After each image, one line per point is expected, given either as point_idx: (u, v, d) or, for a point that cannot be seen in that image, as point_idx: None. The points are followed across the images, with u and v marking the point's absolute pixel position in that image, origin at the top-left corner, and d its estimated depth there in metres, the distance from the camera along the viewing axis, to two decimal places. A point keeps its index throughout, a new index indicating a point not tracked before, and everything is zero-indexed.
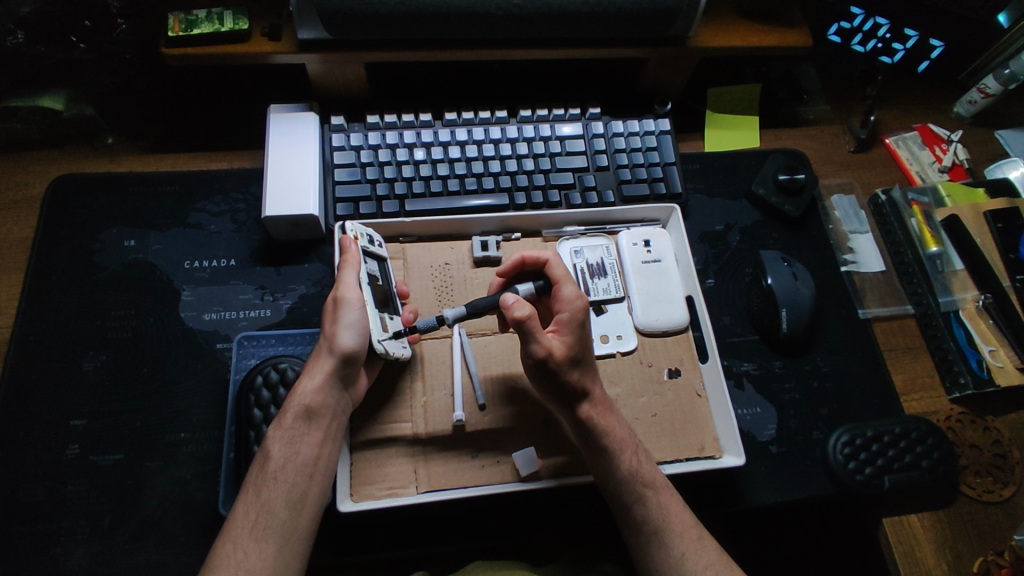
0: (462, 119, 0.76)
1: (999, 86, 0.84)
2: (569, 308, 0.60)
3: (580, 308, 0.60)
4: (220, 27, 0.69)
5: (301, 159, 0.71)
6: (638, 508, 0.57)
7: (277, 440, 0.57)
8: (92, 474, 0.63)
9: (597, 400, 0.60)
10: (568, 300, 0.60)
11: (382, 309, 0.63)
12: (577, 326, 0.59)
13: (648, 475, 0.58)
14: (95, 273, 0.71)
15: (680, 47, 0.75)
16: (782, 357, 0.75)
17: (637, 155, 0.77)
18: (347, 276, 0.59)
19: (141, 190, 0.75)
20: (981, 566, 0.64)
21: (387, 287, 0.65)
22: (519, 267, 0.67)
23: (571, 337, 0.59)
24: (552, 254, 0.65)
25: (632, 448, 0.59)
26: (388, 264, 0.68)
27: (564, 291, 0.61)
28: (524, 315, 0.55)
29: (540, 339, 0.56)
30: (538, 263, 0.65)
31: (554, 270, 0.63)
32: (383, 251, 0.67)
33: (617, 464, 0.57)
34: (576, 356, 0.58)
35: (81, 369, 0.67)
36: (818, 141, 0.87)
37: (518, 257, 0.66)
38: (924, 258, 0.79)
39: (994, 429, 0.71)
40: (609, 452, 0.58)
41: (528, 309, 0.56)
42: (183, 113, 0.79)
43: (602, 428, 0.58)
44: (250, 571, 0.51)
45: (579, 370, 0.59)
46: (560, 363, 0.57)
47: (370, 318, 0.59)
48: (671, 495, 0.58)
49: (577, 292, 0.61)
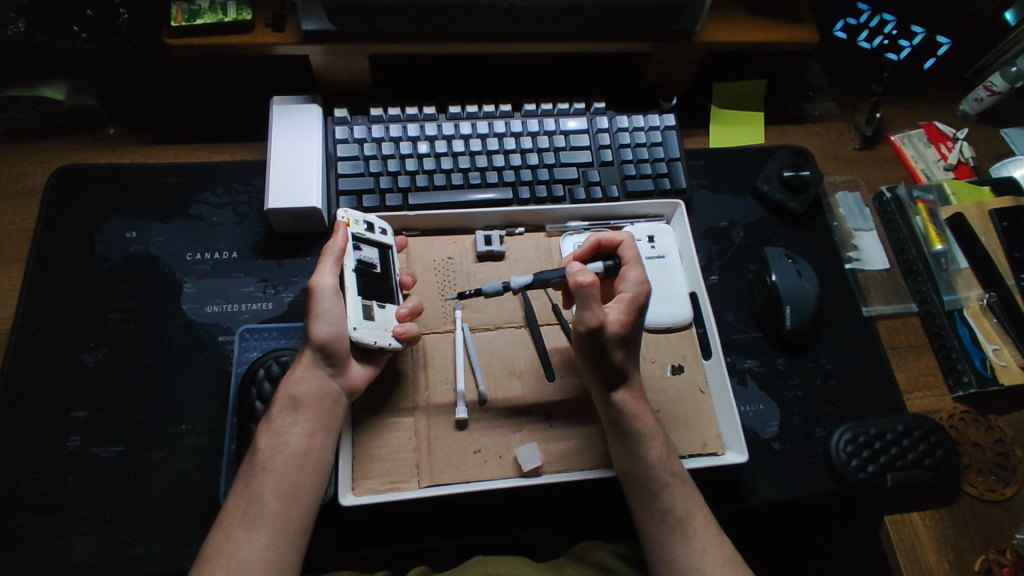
0: (466, 113, 0.76)
1: (1004, 84, 0.84)
2: (632, 288, 0.59)
3: (645, 291, 0.59)
4: (224, 17, 0.68)
5: (304, 151, 0.70)
6: (665, 494, 0.57)
7: (267, 431, 0.57)
8: (94, 467, 0.62)
9: (634, 386, 0.60)
10: (634, 282, 0.59)
11: (371, 299, 0.61)
12: (637, 308, 0.58)
13: (672, 466, 0.58)
14: (97, 265, 0.71)
15: (687, 41, 0.75)
16: (785, 355, 0.74)
17: (642, 151, 0.76)
18: (326, 266, 0.59)
19: (142, 182, 0.74)
20: (982, 565, 0.64)
21: (386, 276, 0.64)
22: (594, 252, 0.65)
23: (629, 318, 0.57)
24: (629, 237, 0.64)
25: (659, 438, 0.59)
26: (394, 252, 0.66)
27: (631, 272, 0.60)
28: (586, 280, 0.54)
29: (596, 308, 0.55)
30: (612, 245, 0.65)
31: (626, 253, 0.63)
32: (388, 238, 0.65)
33: (647, 451, 0.58)
34: (626, 336, 0.58)
35: (82, 361, 0.66)
36: (823, 137, 0.87)
37: (594, 238, 0.64)
38: (929, 256, 0.78)
39: (997, 428, 0.71)
40: (639, 439, 0.58)
41: (592, 275, 0.55)
42: (185, 105, 0.79)
43: (631, 414, 0.58)
44: (241, 562, 0.51)
45: (623, 351, 0.58)
46: (609, 338, 0.56)
47: (348, 308, 0.58)
48: (691, 486, 0.59)
49: (644, 276, 0.59)
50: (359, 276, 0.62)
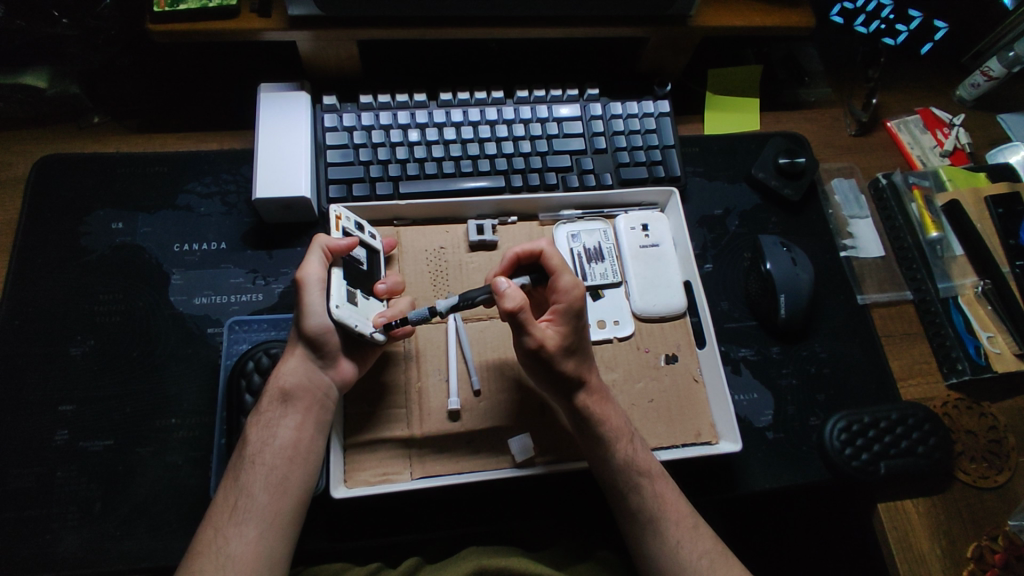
0: (458, 100, 0.74)
1: (1002, 69, 0.83)
2: (566, 298, 0.57)
3: (578, 296, 0.57)
4: (208, 2, 0.67)
5: (291, 139, 0.69)
6: (634, 495, 0.57)
7: (256, 423, 0.57)
8: (82, 460, 0.62)
9: (593, 388, 0.58)
10: (565, 292, 0.57)
11: (355, 288, 0.61)
12: (573, 316, 0.57)
13: (643, 464, 0.58)
14: (83, 256, 0.69)
15: (681, 26, 0.74)
16: (779, 343, 0.74)
17: (636, 138, 0.75)
18: (313, 259, 0.57)
19: (128, 172, 0.73)
20: (974, 551, 0.64)
21: (371, 273, 0.65)
22: (516, 266, 0.62)
23: (566, 327, 0.57)
24: (547, 243, 0.61)
25: (627, 437, 0.59)
26: (382, 255, 0.67)
27: (562, 280, 0.58)
28: (515, 306, 0.53)
29: (531, 330, 0.54)
30: (532, 256, 0.61)
31: (551, 261, 0.60)
32: (374, 242, 0.65)
33: (612, 453, 0.57)
34: (570, 345, 0.56)
35: (69, 354, 0.66)
36: (819, 124, 0.86)
37: (512, 254, 0.61)
38: (924, 244, 0.78)
39: (990, 415, 0.71)
40: (606, 442, 0.57)
41: (520, 298, 0.54)
42: (172, 92, 0.77)
43: (596, 416, 0.57)
44: (231, 554, 0.51)
45: (574, 361, 0.57)
46: (554, 354, 0.55)
47: (331, 288, 0.57)
48: (667, 482, 0.59)
49: (574, 282, 0.58)
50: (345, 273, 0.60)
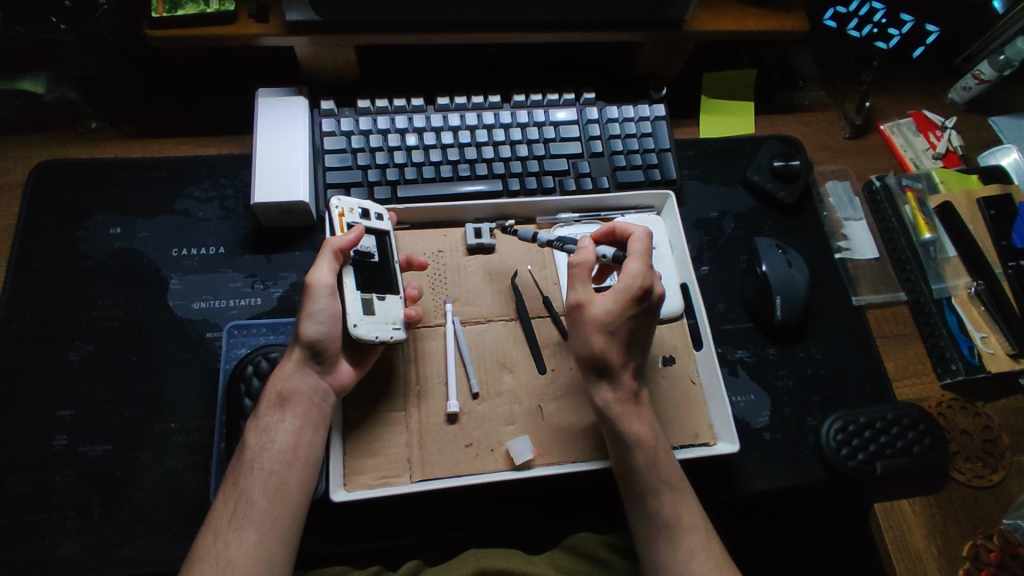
0: (455, 104, 0.75)
1: (993, 72, 0.84)
2: (627, 279, 0.57)
3: (638, 285, 0.56)
4: (206, 8, 0.67)
5: (290, 145, 0.69)
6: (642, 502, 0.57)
7: (254, 428, 0.57)
8: (81, 466, 0.62)
9: (623, 388, 0.59)
10: (629, 273, 0.57)
11: (372, 289, 0.60)
12: (628, 300, 0.56)
13: (665, 469, 0.58)
14: (81, 262, 0.69)
15: (677, 30, 0.74)
16: (776, 345, 0.75)
17: (633, 142, 0.76)
18: (323, 262, 0.58)
19: (125, 177, 0.73)
20: (969, 550, 0.65)
21: (385, 265, 0.63)
22: (613, 239, 0.65)
23: (616, 308, 0.56)
24: (644, 233, 0.61)
25: (650, 442, 0.58)
26: (391, 236, 0.65)
27: (630, 265, 0.58)
28: (577, 259, 0.58)
29: (580, 288, 0.58)
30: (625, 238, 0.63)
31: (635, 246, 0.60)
32: (383, 225, 0.64)
33: (630, 456, 0.58)
34: (610, 324, 0.56)
35: (68, 360, 0.65)
36: (813, 127, 0.87)
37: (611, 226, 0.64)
38: (918, 245, 0.78)
39: (984, 415, 0.72)
40: (625, 442, 0.58)
41: (586, 258, 0.58)
42: (170, 98, 0.78)
43: (618, 418, 0.58)
44: (231, 559, 0.51)
45: (606, 339, 0.57)
46: (588, 319, 0.56)
47: (347, 305, 0.58)
48: (682, 489, 0.58)
49: (642, 270, 0.57)
50: (357, 273, 0.60)
